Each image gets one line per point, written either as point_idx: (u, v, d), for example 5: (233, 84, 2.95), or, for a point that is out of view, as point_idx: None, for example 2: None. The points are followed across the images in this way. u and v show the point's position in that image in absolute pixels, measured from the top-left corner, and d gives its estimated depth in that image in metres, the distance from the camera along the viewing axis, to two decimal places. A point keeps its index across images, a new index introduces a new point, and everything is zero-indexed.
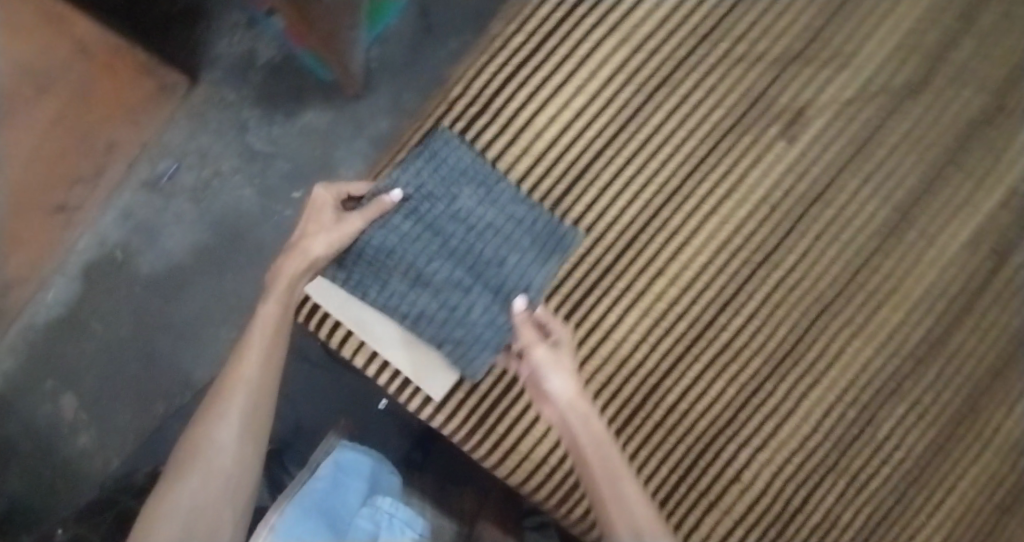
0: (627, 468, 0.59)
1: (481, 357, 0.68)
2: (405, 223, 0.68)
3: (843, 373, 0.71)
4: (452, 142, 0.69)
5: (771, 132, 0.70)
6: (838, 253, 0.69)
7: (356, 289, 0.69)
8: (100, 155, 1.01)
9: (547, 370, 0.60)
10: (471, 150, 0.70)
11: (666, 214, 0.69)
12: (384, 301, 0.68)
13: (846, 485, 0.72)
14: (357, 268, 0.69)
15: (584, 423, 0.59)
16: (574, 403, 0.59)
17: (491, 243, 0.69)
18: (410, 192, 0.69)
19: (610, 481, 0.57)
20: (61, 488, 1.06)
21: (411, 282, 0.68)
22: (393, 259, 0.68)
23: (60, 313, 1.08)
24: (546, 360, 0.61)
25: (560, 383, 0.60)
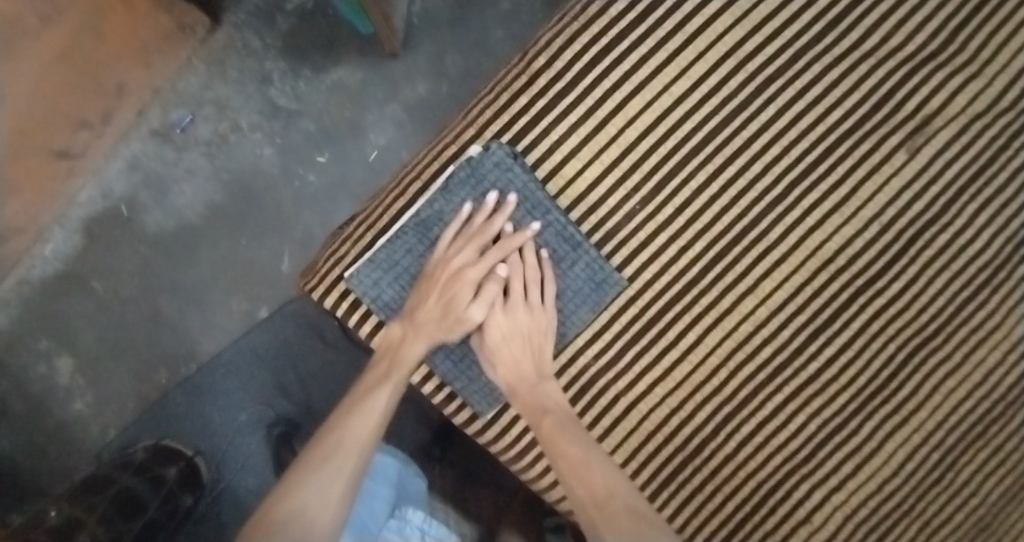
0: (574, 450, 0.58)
1: (493, 394, 0.66)
2: None
3: (932, 414, 0.64)
4: (505, 161, 0.63)
5: (891, 141, 0.63)
6: (946, 283, 0.63)
7: (383, 308, 0.65)
8: (109, 96, 0.91)
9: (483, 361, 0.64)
10: (524, 171, 0.63)
11: (766, 228, 0.63)
12: None
13: (916, 533, 0.65)
14: (389, 288, 0.65)
15: (528, 397, 0.61)
16: (515, 384, 0.62)
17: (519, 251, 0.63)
18: (451, 218, 0.64)
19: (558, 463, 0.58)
20: (54, 455, 0.99)
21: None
22: None
23: (58, 268, 0.99)
24: (483, 346, 0.64)
25: (495, 370, 0.63)
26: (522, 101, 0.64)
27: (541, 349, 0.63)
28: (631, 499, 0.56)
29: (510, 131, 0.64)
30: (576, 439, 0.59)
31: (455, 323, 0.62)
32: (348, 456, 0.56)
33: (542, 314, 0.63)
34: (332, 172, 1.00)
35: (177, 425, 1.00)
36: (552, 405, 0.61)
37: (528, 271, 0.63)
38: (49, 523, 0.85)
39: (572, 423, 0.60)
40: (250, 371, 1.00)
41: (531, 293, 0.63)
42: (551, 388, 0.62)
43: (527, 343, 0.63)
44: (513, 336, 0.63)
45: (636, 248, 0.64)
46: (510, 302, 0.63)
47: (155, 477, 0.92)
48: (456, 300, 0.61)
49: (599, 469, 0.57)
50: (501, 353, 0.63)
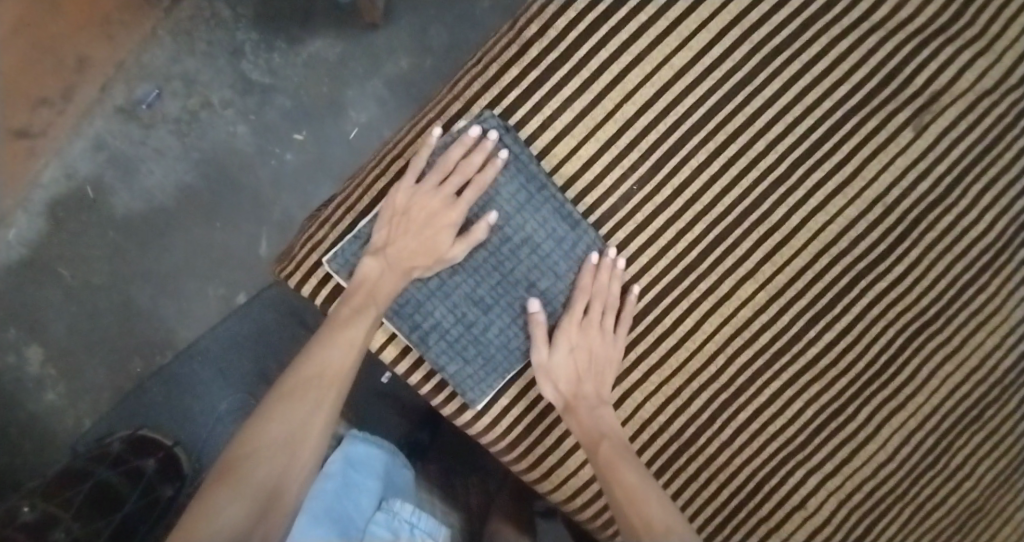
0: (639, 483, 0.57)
1: (489, 379, 0.62)
2: None
3: (929, 398, 0.63)
4: (498, 131, 0.60)
5: (897, 119, 0.61)
6: (948, 266, 0.62)
7: None
8: (70, 72, 0.86)
9: (542, 375, 0.61)
10: (518, 144, 0.60)
11: (766, 208, 0.61)
12: (398, 308, 0.61)
13: (910, 516, 0.64)
14: None
15: (586, 416, 0.60)
16: (572, 401, 0.60)
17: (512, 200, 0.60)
18: None
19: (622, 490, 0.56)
20: (24, 447, 0.95)
21: (430, 291, 0.61)
22: None
23: (23, 253, 0.95)
24: (551, 360, 0.61)
25: (557, 387, 0.61)
26: (513, 74, 0.60)
27: (605, 371, 0.61)
28: (678, 528, 0.55)
29: (500, 107, 0.60)
30: (630, 466, 0.58)
31: (434, 262, 0.60)
32: (327, 390, 0.56)
33: (615, 343, 0.62)
34: (310, 149, 0.96)
35: (156, 414, 0.97)
36: (609, 429, 0.60)
37: (598, 289, 0.61)
38: (25, 519, 0.80)
39: (628, 451, 0.59)
40: (229, 357, 0.97)
41: (606, 315, 0.61)
42: (608, 415, 0.61)
43: (595, 364, 0.61)
44: (581, 352, 0.61)
45: (632, 230, 0.62)
46: (587, 321, 0.61)
47: (131, 469, 0.89)
48: (435, 239, 0.59)
49: (653, 499, 0.56)
50: (565, 370, 0.61)
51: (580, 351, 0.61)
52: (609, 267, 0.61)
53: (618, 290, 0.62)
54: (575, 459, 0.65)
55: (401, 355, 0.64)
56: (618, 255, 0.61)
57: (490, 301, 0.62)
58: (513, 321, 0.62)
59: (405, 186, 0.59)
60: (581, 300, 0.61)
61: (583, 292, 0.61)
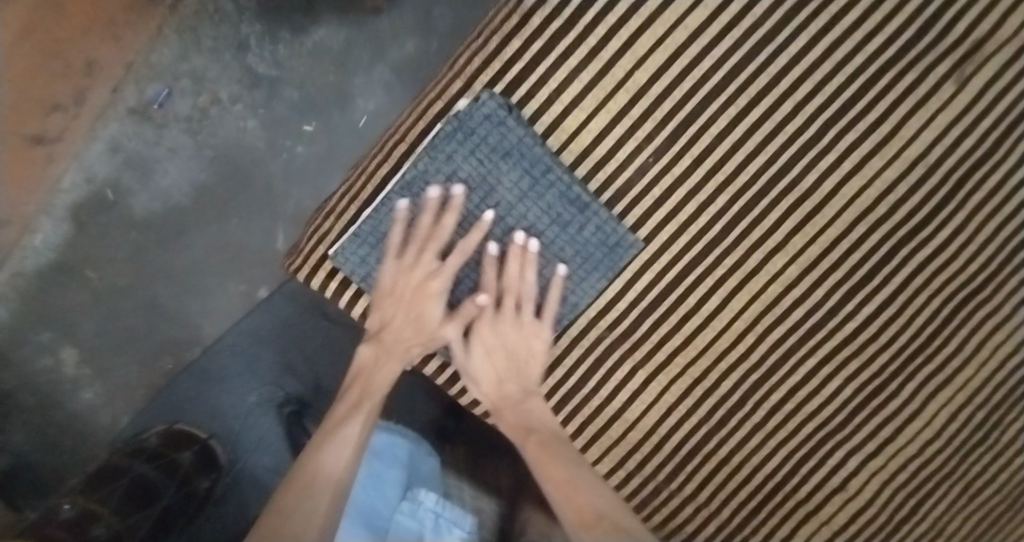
0: (577, 475, 0.56)
1: None
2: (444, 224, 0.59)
3: (977, 372, 0.59)
4: (497, 113, 0.57)
5: (937, 72, 0.55)
6: (995, 230, 0.58)
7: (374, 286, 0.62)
8: (79, 76, 0.85)
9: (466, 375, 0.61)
10: (519, 125, 0.58)
11: (796, 176, 0.57)
12: None
13: (958, 494, 0.61)
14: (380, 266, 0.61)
15: (511, 411, 0.60)
16: (498, 400, 0.60)
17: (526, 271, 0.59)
18: (439, 182, 0.59)
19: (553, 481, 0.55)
20: (65, 447, 0.98)
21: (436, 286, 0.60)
22: None
23: (50, 258, 0.96)
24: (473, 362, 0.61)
25: (479, 386, 0.61)
26: (515, 46, 0.58)
27: (527, 365, 0.60)
28: (622, 517, 0.54)
29: (500, 85, 0.58)
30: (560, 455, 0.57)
31: (430, 338, 0.60)
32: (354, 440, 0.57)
33: (536, 332, 0.60)
34: (321, 139, 0.96)
35: (189, 409, 0.98)
36: (537, 422, 0.59)
37: (508, 285, 0.59)
38: (64, 516, 0.80)
39: (558, 442, 0.58)
40: (256, 351, 0.98)
41: (519, 309, 0.59)
42: (536, 405, 0.60)
43: (513, 359, 0.60)
44: (498, 351, 0.60)
45: (650, 206, 0.59)
46: (498, 318, 0.60)
47: (168, 463, 0.90)
48: (428, 317, 0.60)
49: (583, 484, 0.55)
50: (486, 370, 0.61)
51: (496, 348, 0.60)
52: (519, 256, 0.59)
53: (530, 279, 0.59)
54: (599, 447, 0.63)
55: None
56: (635, 237, 0.59)
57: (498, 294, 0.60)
58: None
59: (388, 266, 0.60)
60: (488, 297, 0.60)
61: (489, 290, 0.60)
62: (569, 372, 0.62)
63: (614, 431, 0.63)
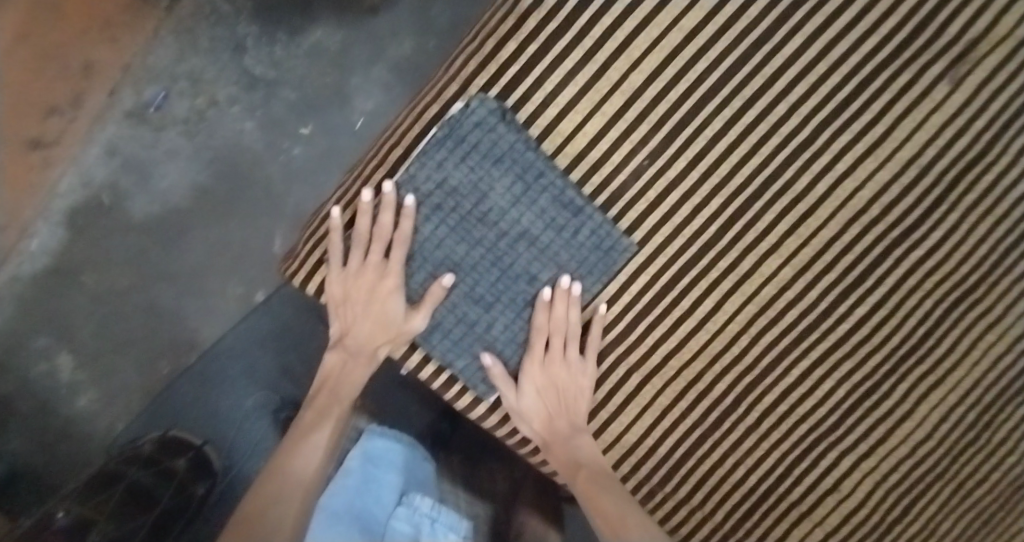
0: (626, 508, 0.58)
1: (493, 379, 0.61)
2: (437, 230, 0.59)
3: (969, 372, 0.59)
4: (490, 119, 0.57)
5: (932, 71, 0.55)
6: (989, 230, 0.57)
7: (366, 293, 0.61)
8: (76, 79, 0.85)
9: (518, 415, 0.62)
10: (512, 130, 0.57)
11: (789, 177, 0.57)
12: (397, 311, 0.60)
13: (950, 495, 0.61)
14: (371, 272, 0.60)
15: (561, 446, 0.61)
16: (548, 437, 0.62)
17: (565, 309, 0.60)
18: (431, 187, 0.58)
19: (606, 516, 0.57)
20: (63, 453, 0.97)
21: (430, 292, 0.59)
22: (411, 262, 0.60)
23: (46, 262, 0.96)
24: (525, 403, 0.61)
25: (531, 425, 0.62)
26: (511, 49, 0.56)
27: (576, 403, 0.61)
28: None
29: (496, 87, 0.57)
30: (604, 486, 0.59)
31: (389, 336, 0.61)
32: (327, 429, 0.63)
33: (583, 371, 0.60)
34: (318, 141, 0.95)
35: (185, 415, 0.98)
36: (586, 457, 0.61)
37: (557, 326, 0.60)
38: (59, 523, 0.81)
39: (606, 476, 0.60)
40: (252, 355, 0.97)
41: (567, 348, 0.60)
42: (585, 441, 0.61)
43: (562, 400, 0.61)
44: (549, 391, 0.61)
45: (645, 208, 0.59)
46: (548, 359, 0.60)
47: (164, 470, 0.90)
48: (389, 314, 0.60)
49: (632, 517, 0.57)
50: (532, 407, 0.62)
51: (547, 389, 0.61)
52: (565, 299, 0.59)
53: (574, 318, 0.60)
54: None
55: (410, 351, 0.63)
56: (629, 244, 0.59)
57: (492, 299, 0.60)
58: (518, 316, 0.60)
59: (336, 274, 0.61)
60: (538, 339, 0.61)
61: (538, 331, 0.60)
62: None
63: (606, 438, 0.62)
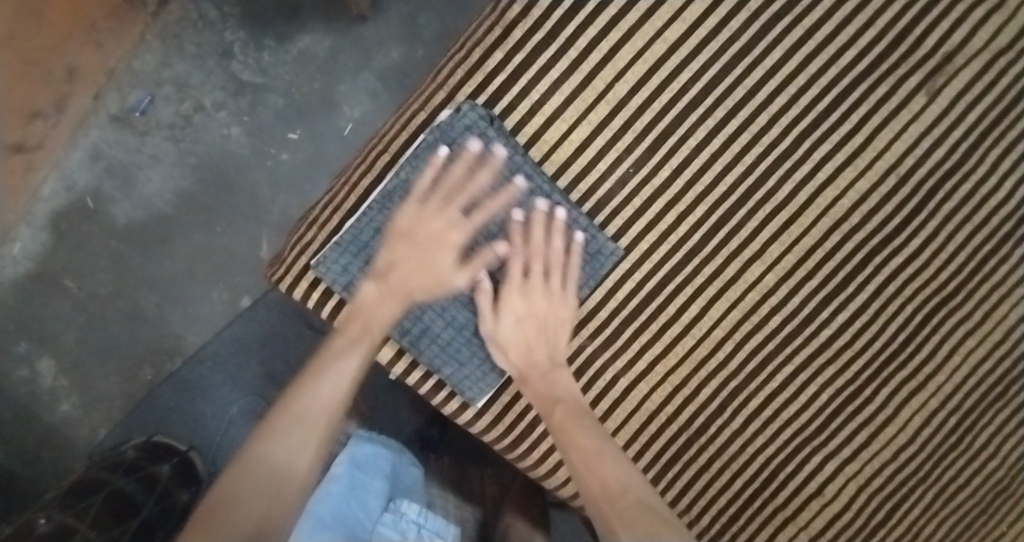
0: (606, 450, 0.55)
1: (484, 379, 0.61)
2: None
3: (950, 377, 0.60)
4: (479, 124, 0.56)
5: (909, 84, 0.56)
6: (966, 239, 0.58)
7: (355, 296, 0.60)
8: (61, 83, 0.84)
9: (494, 344, 0.59)
10: (500, 135, 0.57)
11: (769, 186, 0.57)
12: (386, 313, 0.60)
13: (933, 498, 0.62)
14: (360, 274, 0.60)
15: (541, 380, 0.58)
16: (524, 370, 0.59)
17: (545, 232, 0.58)
18: None
19: (585, 459, 0.54)
20: (43, 460, 0.96)
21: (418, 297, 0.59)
22: None
23: (29, 268, 0.95)
24: (502, 331, 0.59)
25: (505, 353, 0.59)
26: (497, 58, 0.57)
27: (557, 336, 0.59)
28: (646, 493, 0.54)
29: (483, 95, 0.58)
30: (588, 433, 0.56)
31: (439, 287, 0.58)
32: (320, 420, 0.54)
33: (564, 300, 0.59)
34: (304, 147, 0.95)
35: (168, 421, 0.97)
36: (563, 393, 0.58)
37: (540, 251, 0.58)
38: (42, 530, 0.78)
39: (584, 413, 0.58)
40: (236, 361, 0.97)
41: (549, 277, 0.59)
42: (562, 376, 0.59)
43: (542, 330, 0.59)
44: (528, 319, 0.59)
45: (630, 217, 0.59)
46: (528, 285, 0.58)
47: (146, 476, 0.89)
48: (439, 266, 0.57)
49: (609, 457, 0.55)
50: (512, 336, 0.59)
51: (527, 316, 0.59)
52: (546, 223, 0.57)
53: (560, 246, 0.58)
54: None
55: (398, 355, 0.63)
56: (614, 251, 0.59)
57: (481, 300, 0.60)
58: None
59: (407, 209, 0.57)
60: (518, 266, 0.58)
61: (516, 256, 0.58)
62: None
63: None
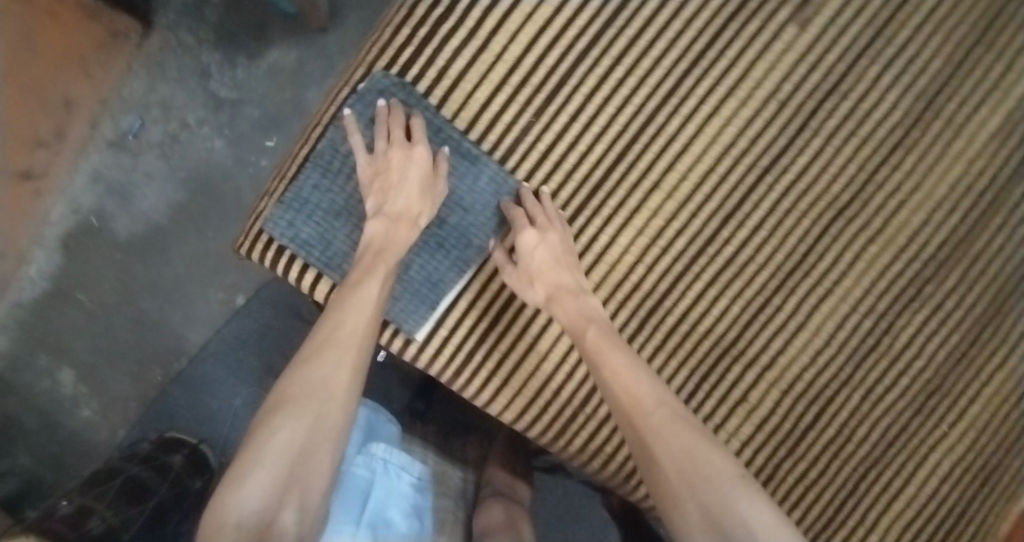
0: (658, 402, 0.59)
1: (417, 313, 0.64)
2: (348, 184, 0.64)
3: (859, 282, 0.64)
4: (389, 89, 0.63)
5: (780, 16, 0.61)
6: (855, 150, 0.63)
7: (302, 246, 0.64)
8: (60, 114, 0.94)
9: (532, 296, 0.62)
10: (410, 96, 0.63)
11: (660, 119, 0.63)
12: (327, 260, 0.64)
13: (861, 400, 0.66)
14: (306, 227, 0.64)
15: (571, 310, 0.61)
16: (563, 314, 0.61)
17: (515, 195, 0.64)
18: (346, 149, 0.64)
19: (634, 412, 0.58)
20: (68, 461, 1.05)
21: (351, 243, 0.64)
22: (337, 218, 0.64)
23: (44, 287, 1.04)
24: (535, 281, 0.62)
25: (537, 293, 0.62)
26: (405, 34, 0.63)
27: (574, 277, 0.63)
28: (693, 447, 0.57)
29: (397, 63, 0.63)
30: (647, 396, 0.58)
31: (430, 196, 0.63)
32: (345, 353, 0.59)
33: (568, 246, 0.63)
34: (280, 152, 1.03)
35: (179, 416, 1.04)
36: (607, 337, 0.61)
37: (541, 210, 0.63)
38: (63, 512, 0.86)
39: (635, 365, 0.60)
40: (237, 356, 1.04)
41: (552, 224, 0.63)
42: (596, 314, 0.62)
43: (562, 262, 0.62)
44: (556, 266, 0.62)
45: (538, 159, 0.64)
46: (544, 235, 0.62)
47: (159, 465, 0.95)
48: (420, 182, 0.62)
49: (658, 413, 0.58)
50: (533, 268, 0.62)
51: (555, 262, 0.62)
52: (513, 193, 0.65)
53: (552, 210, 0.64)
54: (504, 395, 0.66)
55: None
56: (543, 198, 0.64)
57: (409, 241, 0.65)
58: (432, 256, 0.65)
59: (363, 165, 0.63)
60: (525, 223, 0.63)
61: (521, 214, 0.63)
62: (483, 313, 0.65)
63: (515, 380, 0.66)
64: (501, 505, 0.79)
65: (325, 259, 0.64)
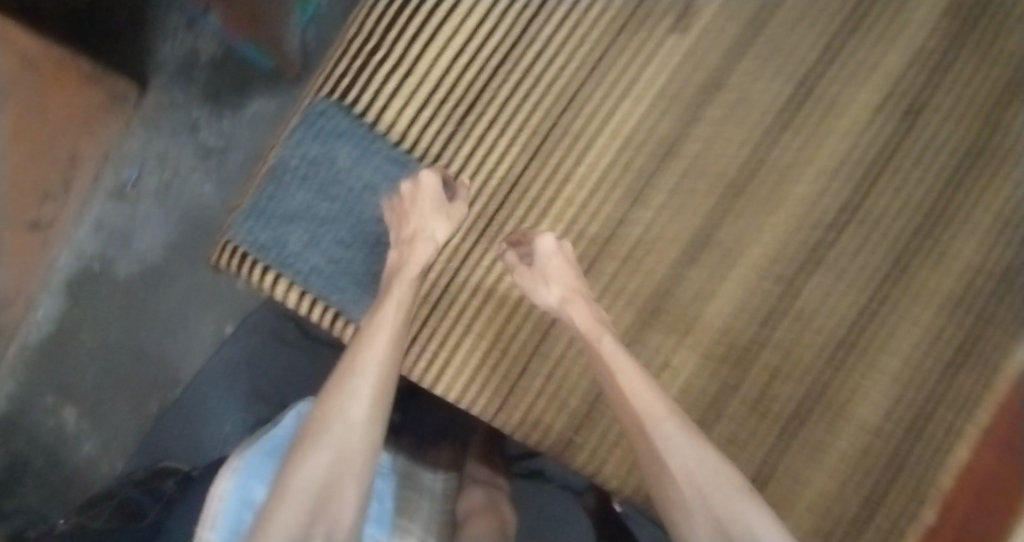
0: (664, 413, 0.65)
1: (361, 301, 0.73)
2: (297, 192, 0.72)
3: (751, 249, 0.73)
4: (330, 110, 0.71)
5: (660, 30, 0.73)
6: (735, 136, 0.73)
7: (260, 249, 0.71)
8: (65, 169, 1.03)
9: (544, 296, 0.68)
10: (349, 114, 0.72)
11: (567, 122, 0.73)
12: (282, 260, 0.71)
13: (769, 356, 0.74)
14: (264, 232, 0.71)
15: (584, 315, 0.68)
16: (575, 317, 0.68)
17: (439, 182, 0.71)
18: (295, 161, 0.72)
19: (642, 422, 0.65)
20: (73, 492, 1.11)
21: (303, 243, 0.72)
22: (290, 223, 0.72)
23: (50, 329, 1.13)
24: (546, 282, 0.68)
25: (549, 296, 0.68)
26: (343, 65, 0.71)
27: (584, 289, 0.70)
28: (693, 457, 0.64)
29: (337, 86, 0.71)
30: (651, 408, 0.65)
31: (448, 216, 0.69)
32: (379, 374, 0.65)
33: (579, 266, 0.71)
34: None
35: (176, 447, 1.09)
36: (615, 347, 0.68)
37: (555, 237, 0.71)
38: (59, 530, 0.94)
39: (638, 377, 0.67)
40: (230, 384, 1.10)
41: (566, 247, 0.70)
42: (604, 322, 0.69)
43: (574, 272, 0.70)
44: (567, 276, 0.69)
45: (464, 161, 0.73)
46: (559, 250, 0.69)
47: (152, 489, 1.00)
48: (436, 203, 0.68)
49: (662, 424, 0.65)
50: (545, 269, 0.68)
51: (566, 271, 0.69)
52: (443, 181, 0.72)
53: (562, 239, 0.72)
54: (448, 374, 0.72)
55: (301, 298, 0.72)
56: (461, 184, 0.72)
57: (353, 239, 0.73)
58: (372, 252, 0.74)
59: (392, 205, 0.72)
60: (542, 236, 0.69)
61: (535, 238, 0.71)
62: (426, 300, 0.72)
63: (458, 359, 0.72)
64: (481, 489, 0.92)
65: (281, 259, 0.71)
